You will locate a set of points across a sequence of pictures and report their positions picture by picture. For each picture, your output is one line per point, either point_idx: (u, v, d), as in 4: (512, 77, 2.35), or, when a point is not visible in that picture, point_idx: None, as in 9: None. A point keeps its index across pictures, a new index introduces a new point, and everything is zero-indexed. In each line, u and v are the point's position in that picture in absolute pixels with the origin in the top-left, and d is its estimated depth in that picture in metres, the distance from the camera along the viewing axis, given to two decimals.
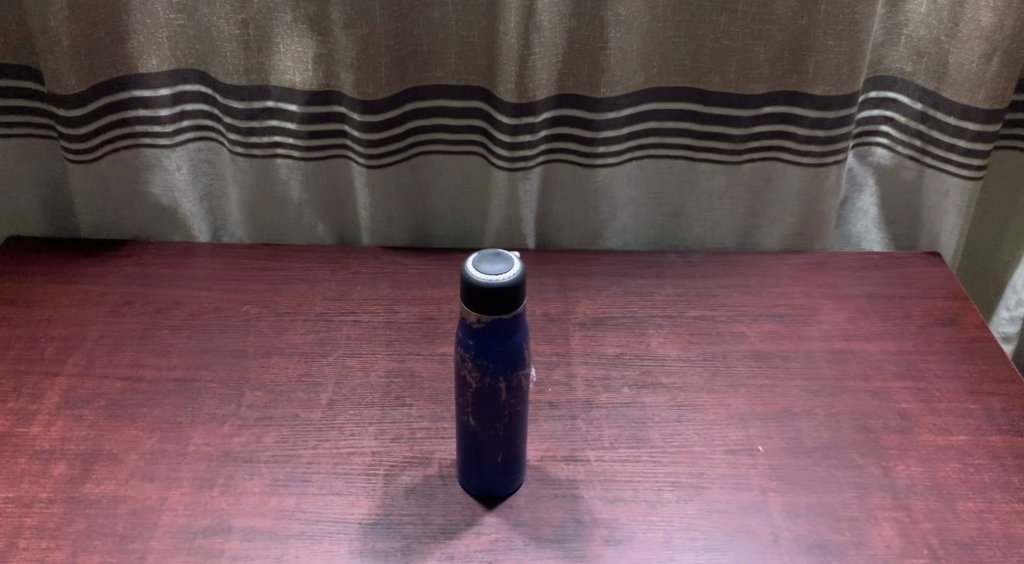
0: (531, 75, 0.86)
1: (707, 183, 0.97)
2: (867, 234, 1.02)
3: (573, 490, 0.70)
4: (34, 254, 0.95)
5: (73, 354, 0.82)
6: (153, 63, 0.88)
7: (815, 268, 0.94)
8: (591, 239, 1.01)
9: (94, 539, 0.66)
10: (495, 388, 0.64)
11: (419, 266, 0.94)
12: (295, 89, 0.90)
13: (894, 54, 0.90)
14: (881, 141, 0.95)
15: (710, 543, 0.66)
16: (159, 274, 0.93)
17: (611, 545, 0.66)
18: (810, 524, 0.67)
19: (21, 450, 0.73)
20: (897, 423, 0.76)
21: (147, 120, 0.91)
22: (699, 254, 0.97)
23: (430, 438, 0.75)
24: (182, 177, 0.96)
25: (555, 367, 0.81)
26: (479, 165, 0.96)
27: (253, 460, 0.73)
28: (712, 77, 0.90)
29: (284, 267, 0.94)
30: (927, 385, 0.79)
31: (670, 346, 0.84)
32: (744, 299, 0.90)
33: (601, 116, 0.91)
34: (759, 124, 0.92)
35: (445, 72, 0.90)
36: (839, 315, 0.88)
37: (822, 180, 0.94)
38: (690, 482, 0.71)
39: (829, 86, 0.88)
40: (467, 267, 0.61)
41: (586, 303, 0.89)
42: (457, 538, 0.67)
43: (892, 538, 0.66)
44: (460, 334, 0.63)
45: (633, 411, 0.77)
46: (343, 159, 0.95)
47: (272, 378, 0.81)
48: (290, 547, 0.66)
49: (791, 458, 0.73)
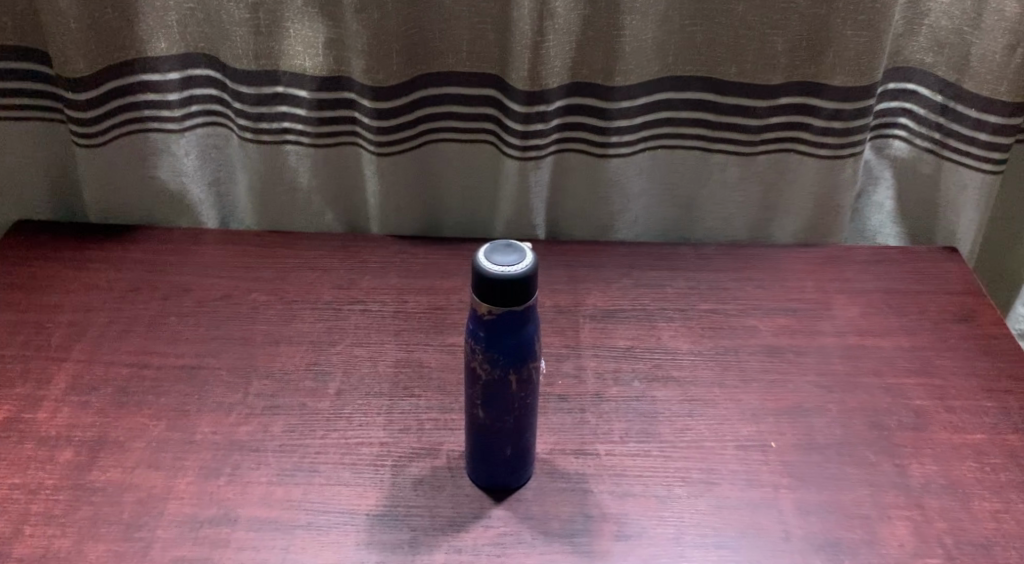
0: (545, 63, 0.85)
1: (721, 174, 0.96)
2: (882, 227, 1.00)
3: (583, 484, 0.69)
4: (43, 238, 0.94)
5: (80, 340, 0.82)
6: (161, 47, 0.87)
7: (829, 262, 0.93)
8: (603, 230, 0.99)
9: (100, 527, 0.66)
10: (505, 380, 0.63)
11: (427, 255, 0.93)
12: (305, 75, 0.89)
13: (914, 46, 0.88)
14: (899, 133, 0.94)
15: (720, 540, 0.65)
16: (168, 261, 0.92)
17: (620, 540, 0.65)
18: (822, 522, 0.67)
19: (26, 437, 0.72)
20: (911, 421, 0.75)
21: (156, 105, 0.90)
22: (712, 246, 0.96)
23: (439, 430, 0.74)
24: (191, 162, 0.95)
25: (566, 359, 0.80)
26: (490, 153, 0.95)
27: (260, 449, 0.72)
28: (728, 67, 0.89)
29: (291, 255, 0.93)
30: (942, 382, 0.78)
31: (681, 340, 0.83)
32: (756, 292, 0.89)
33: (614, 105, 0.90)
34: (775, 116, 0.91)
35: (457, 60, 0.88)
36: (853, 310, 0.86)
37: (838, 173, 0.93)
38: (700, 478, 0.70)
39: (848, 77, 0.87)
40: (480, 257, 0.59)
41: (597, 295, 0.88)
42: (465, 531, 0.66)
43: (905, 538, 0.65)
44: (471, 326, 0.62)
45: (643, 405, 0.76)
46: (352, 147, 0.94)
47: (280, 366, 0.80)
48: (297, 538, 0.65)
49: (803, 455, 0.72)
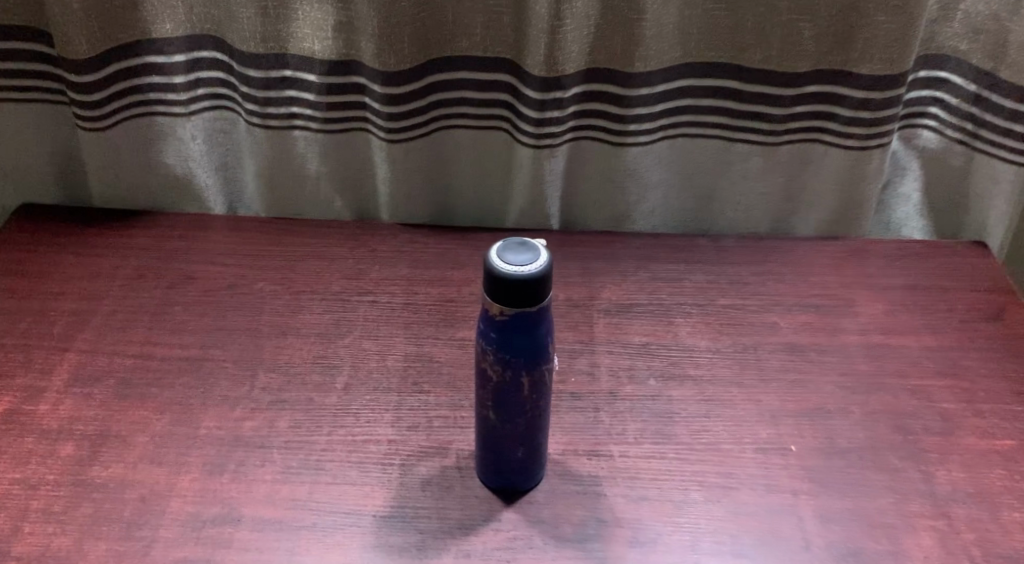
0: (562, 48, 0.82)
1: (742, 165, 0.93)
2: (908, 220, 0.97)
3: (596, 487, 0.67)
4: (47, 223, 0.92)
5: (83, 329, 0.80)
6: (166, 29, 0.85)
7: (853, 256, 0.90)
8: (619, 220, 0.97)
9: (101, 525, 0.64)
10: (517, 383, 0.61)
11: (439, 245, 0.91)
12: (314, 59, 0.86)
13: (949, 32, 0.84)
14: (929, 123, 0.90)
15: (738, 548, 0.63)
16: (173, 248, 0.90)
17: (634, 546, 0.63)
18: (844, 531, 0.64)
19: (27, 430, 0.71)
20: (937, 425, 0.72)
21: (161, 87, 0.87)
22: (731, 239, 0.93)
23: (448, 428, 0.72)
24: (197, 147, 0.93)
25: (579, 356, 0.78)
26: (503, 141, 0.92)
27: (265, 446, 0.70)
28: (753, 54, 0.85)
29: (300, 243, 0.91)
30: (969, 384, 0.75)
31: (699, 337, 0.80)
32: (776, 288, 0.86)
33: (633, 92, 0.87)
34: (800, 104, 0.88)
35: (470, 43, 0.85)
36: (878, 307, 0.84)
37: (864, 164, 0.90)
38: (718, 482, 0.68)
39: (877, 65, 0.83)
40: (493, 255, 0.57)
41: (612, 288, 0.85)
42: (474, 535, 0.64)
43: (931, 548, 0.63)
44: (482, 326, 0.60)
45: (658, 405, 0.74)
46: (362, 133, 0.92)
47: (286, 359, 0.78)
48: (302, 539, 0.64)
49: (824, 460, 0.69)
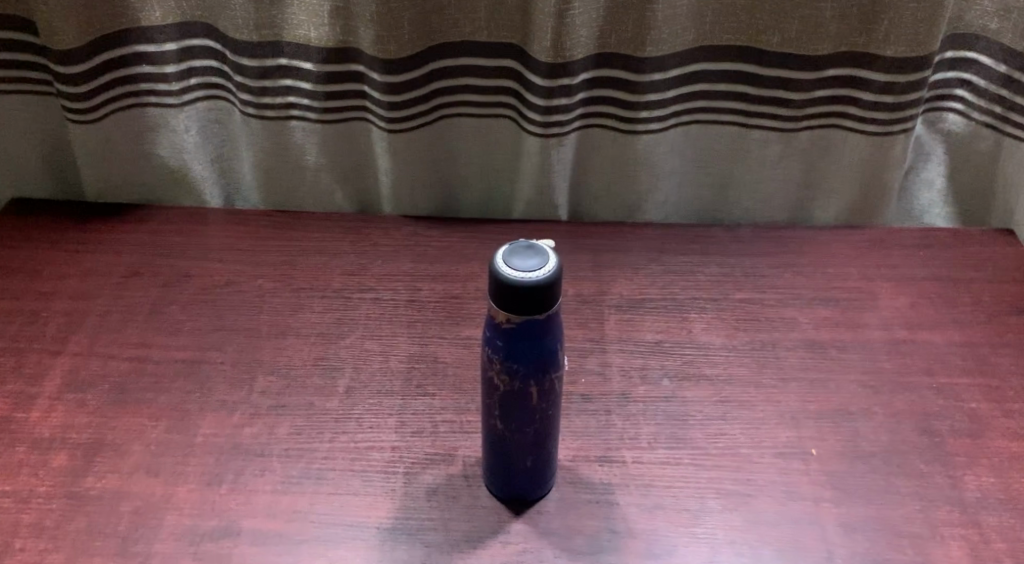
0: (569, 33, 0.79)
1: (759, 151, 0.89)
2: (930, 207, 0.93)
3: (608, 496, 0.64)
4: (39, 218, 0.90)
5: (76, 331, 0.77)
6: (156, 16, 0.81)
7: (875, 246, 0.86)
8: (629, 210, 0.93)
9: (95, 540, 0.62)
10: (525, 392, 0.58)
11: (443, 238, 0.88)
12: (311, 46, 0.83)
13: (978, 10, 0.80)
14: (955, 106, 0.86)
15: (758, 560, 0.60)
16: (169, 244, 0.87)
17: (649, 559, 0.60)
18: (869, 541, 0.61)
19: (19, 439, 0.68)
20: (966, 427, 0.69)
21: (153, 78, 0.84)
22: (747, 228, 0.89)
23: (454, 433, 0.70)
24: (191, 139, 0.89)
25: (589, 355, 0.75)
26: (509, 130, 0.88)
27: (264, 454, 0.68)
28: (770, 36, 0.81)
29: (300, 237, 0.88)
30: (999, 383, 0.72)
31: (715, 333, 0.77)
32: (795, 280, 0.82)
33: (645, 77, 0.83)
34: (821, 89, 0.84)
35: (473, 29, 0.81)
36: (901, 300, 0.80)
37: (886, 149, 0.86)
38: (736, 489, 0.65)
39: (903, 47, 0.79)
40: (498, 260, 0.54)
41: (623, 282, 0.82)
42: (481, 548, 0.62)
43: (961, 560, 0.60)
44: (487, 333, 0.57)
45: (673, 407, 0.71)
46: (363, 122, 0.88)
47: (286, 362, 0.75)
48: (303, 554, 0.61)
49: (848, 464, 0.66)
